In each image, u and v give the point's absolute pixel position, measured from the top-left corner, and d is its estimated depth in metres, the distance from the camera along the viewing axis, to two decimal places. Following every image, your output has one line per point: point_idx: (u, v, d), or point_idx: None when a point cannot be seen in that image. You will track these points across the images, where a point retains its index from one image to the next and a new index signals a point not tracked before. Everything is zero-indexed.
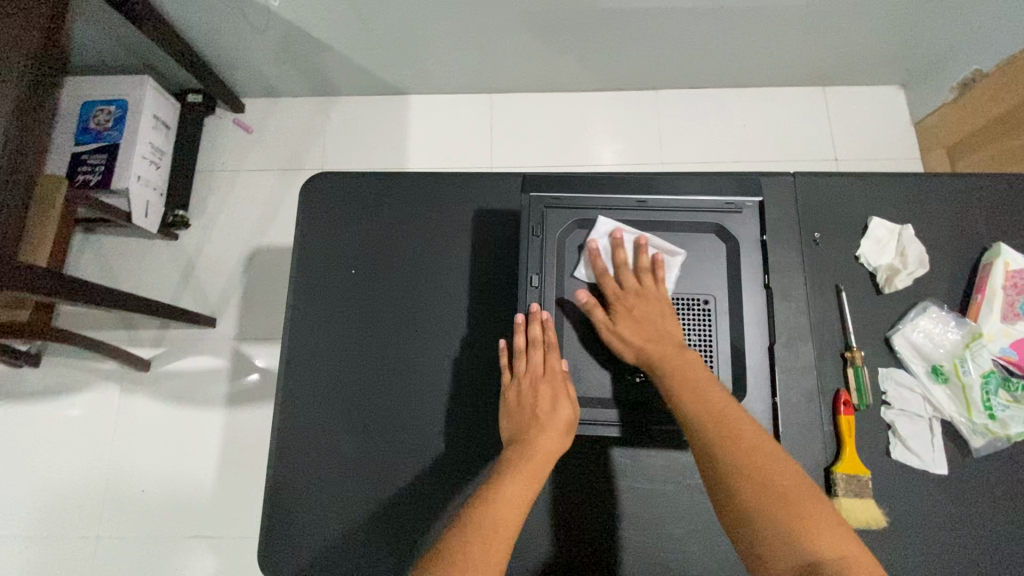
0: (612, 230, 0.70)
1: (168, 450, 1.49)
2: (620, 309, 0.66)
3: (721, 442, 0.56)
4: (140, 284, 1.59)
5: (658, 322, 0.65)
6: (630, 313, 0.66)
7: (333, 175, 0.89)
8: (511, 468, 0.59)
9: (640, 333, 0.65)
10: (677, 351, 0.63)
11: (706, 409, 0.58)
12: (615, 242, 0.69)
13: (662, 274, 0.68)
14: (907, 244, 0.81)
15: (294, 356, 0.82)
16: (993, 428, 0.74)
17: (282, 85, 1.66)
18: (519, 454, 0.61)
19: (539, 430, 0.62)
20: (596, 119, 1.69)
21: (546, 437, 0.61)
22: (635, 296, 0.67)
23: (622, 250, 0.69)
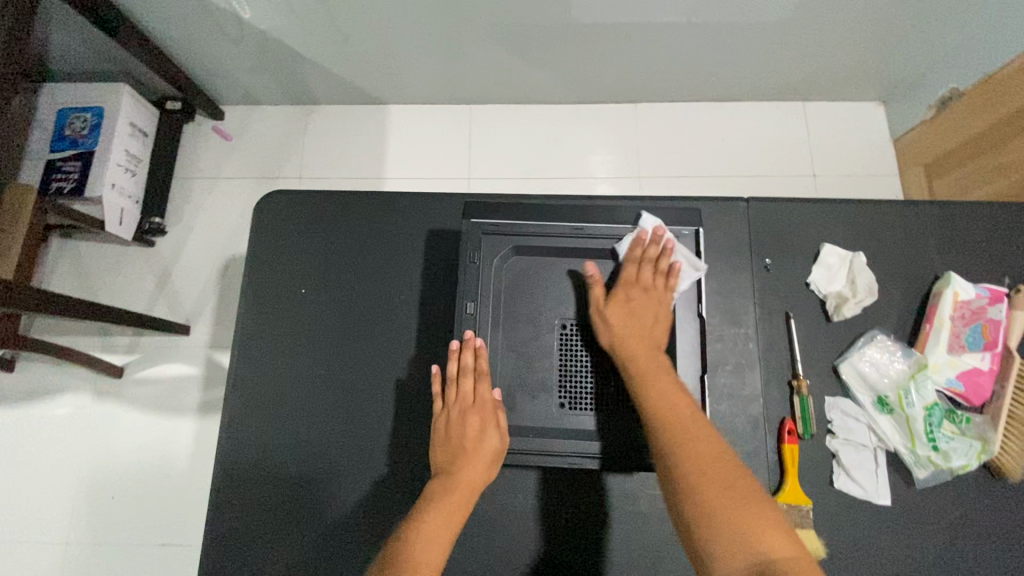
0: (652, 228, 0.70)
1: (140, 457, 1.50)
2: (619, 294, 0.67)
3: (680, 443, 0.58)
4: (116, 290, 1.59)
5: (649, 321, 0.67)
6: (626, 301, 0.67)
7: (286, 194, 0.89)
8: (435, 503, 0.62)
9: (627, 326, 0.66)
10: (651, 353, 0.64)
11: (669, 410, 0.60)
12: (640, 240, 0.70)
13: (675, 279, 0.69)
14: (857, 272, 0.81)
15: (242, 377, 0.82)
16: (935, 460, 0.74)
17: (261, 94, 1.67)
18: (444, 495, 0.62)
19: (464, 466, 0.64)
20: (574, 130, 1.69)
21: (471, 472, 0.63)
22: (639, 291, 0.68)
23: (646, 245, 0.70)
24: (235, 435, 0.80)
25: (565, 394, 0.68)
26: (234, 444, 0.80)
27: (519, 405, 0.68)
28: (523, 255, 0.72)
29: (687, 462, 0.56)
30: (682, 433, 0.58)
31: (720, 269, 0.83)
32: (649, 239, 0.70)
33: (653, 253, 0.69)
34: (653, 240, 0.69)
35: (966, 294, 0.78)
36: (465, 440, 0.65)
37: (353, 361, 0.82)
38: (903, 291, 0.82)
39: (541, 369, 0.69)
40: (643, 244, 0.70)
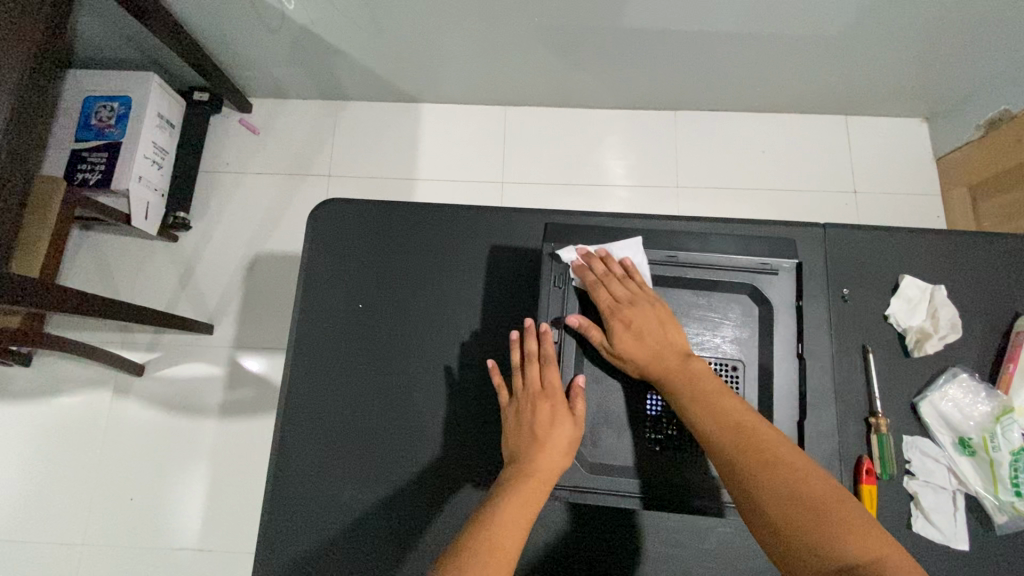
0: (578, 253, 0.66)
1: (159, 458, 1.46)
2: (617, 325, 0.61)
3: (746, 458, 0.53)
4: (137, 286, 1.55)
5: (659, 335, 0.61)
6: (629, 328, 0.61)
7: (342, 203, 0.85)
8: (510, 488, 0.56)
9: (645, 351, 0.61)
10: (681, 364, 0.60)
11: (725, 423, 0.55)
12: (581, 267, 0.65)
13: (639, 277, 0.65)
14: (939, 306, 0.78)
15: (295, 393, 0.78)
16: (1020, 507, 0.72)
17: (291, 87, 1.62)
18: (520, 481, 0.56)
19: (539, 452, 0.58)
20: (612, 136, 1.65)
21: (547, 459, 0.58)
22: (627, 307, 0.61)
23: (590, 266, 0.65)
24: (288, 455, 0.76)
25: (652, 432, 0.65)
26: (286, 464, 0.76)
27: (604, 442, 0.64)
28: None
29: (759, 473, 0.52)
30: (747, 443, 0.54)
31: None
32: (586, 262, 0.65)
33: (602, 269, 0.64)
34: (590, 259, 0.65)
35: None
36: (537, 424, 0.59)
37: (411, 382, 0.78)
38: (984, 327, 0.79)
39: (626, 404, 0.65)
40: (586, 269, 0.65)
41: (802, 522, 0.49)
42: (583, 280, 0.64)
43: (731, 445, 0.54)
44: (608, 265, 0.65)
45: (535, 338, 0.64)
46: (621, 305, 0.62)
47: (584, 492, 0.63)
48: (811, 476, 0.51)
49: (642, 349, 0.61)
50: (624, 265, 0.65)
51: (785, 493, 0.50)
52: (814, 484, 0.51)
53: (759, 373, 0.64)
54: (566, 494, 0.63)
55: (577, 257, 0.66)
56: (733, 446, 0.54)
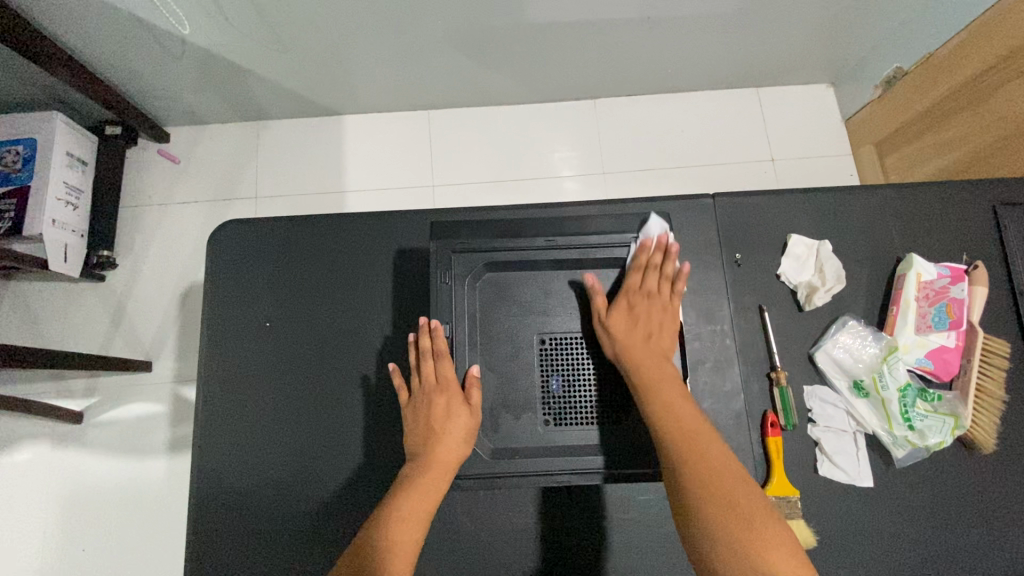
0: (658, 234, 0.68)
1: (107, 504, 1.42)
2: (624, 304, 0.66)
3: (691, 457, 0.57)
4: (66, 330, 1.50)
5: (652, 328, 0.65)
6: (631, 310, 0.65)
7: (241, 224, 0.84)
8: (407, 485, 0.57)
9: (631, 334, 0.64)
10: (657, 361, 0.63)
11: (676, 422, 0.59)
12: (645, 247, 0.68)
13: (678, 288, 0.67)
14: (825, 260, 0.82)
15: (209, 420, 0.78)
16: (912, 439, 0.76)
17: (208, 113, 1.59)
18: (418, 474, 0.58)
19: (435, 444, 0.60)
20: (536, 130, 1.67)
21: (443, 451, 0.59)
22: (643, 297, 0.66)
23: (652, 252, 0.68)
24: (209, 484, 0.76)
25: (549, 411, 0.65)
26: (208, 493, 0.76)
27: (503, 427, 0.65)
28: (496, 271, 0.68)
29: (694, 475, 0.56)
30: (695, 447, 0.58)
31: (692, 267, 0.83)
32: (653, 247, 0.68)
33: (658, 260, 0.67)
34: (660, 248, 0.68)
35: (929, 275, 0.80)
36: (432, 418, 0.61)
37: (326, 395, 0.78)
38: (869, 275, 0.84)
39: (525, 387, 0.66)
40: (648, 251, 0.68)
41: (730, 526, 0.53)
42: (635, 257, 0.67)
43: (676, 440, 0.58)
44: (670, 260, 0.67)
45: (428, 335, 0.65)
46: (638, 293, 0.66)
47: (490, 480, 0.64)
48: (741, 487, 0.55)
49: (631, 331, 0.64)
50: (676, 271, 0.68)
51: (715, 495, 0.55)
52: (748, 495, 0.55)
53: None
54: (469, 485, 0.63)
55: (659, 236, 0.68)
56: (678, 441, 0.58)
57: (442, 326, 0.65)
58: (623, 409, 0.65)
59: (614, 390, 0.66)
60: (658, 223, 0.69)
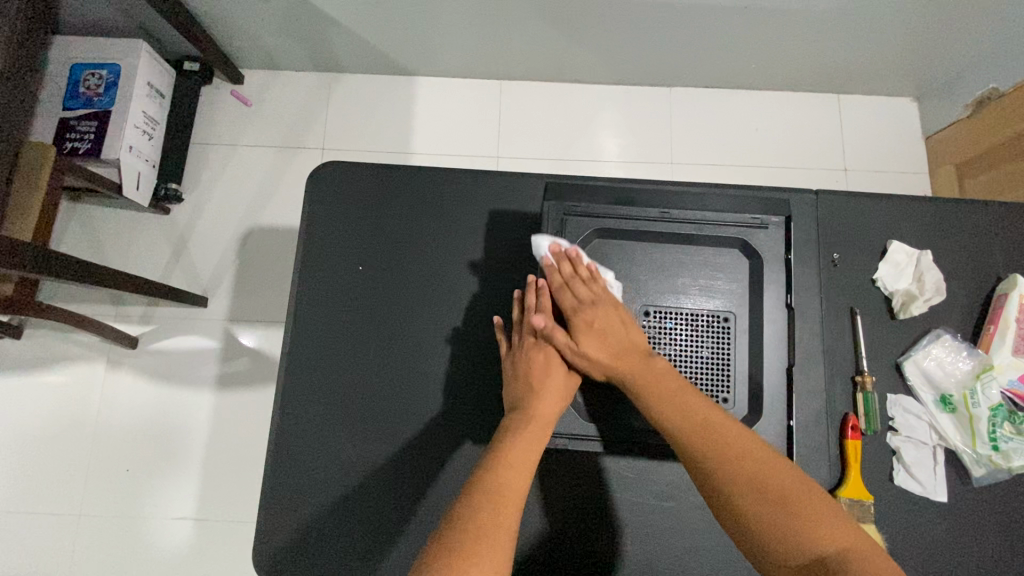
0: (549, 248, 0.65)
1: (154, 428, 1.46)
2: (578, 323, 0.61)
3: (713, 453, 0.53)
4: (128, 257, 1.54)
5: (621, 334, 0.61)
6: (589, 326, 0.61)
7: (342, 166, 0.85)
8: (510, 433, 0.58)
9: (607, 347, 0.61)
10: (644, 363, 0.60)
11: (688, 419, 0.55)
12: (549, 267, 0.65)
13: (603, 281, 0.64)
14: (925, 270, 0.80)
15: (296, 357, 0.79)
16: (995, 460, 0.75)
17: (284, 58, 1.60)
18: (522, 426, 0.58)
19: (536, 398, 0.60)
20: (607, 112, 1.65)
21: (545, 405, 0.60)
22: (590, 308, 0.62)
23: (557, 267, 0.65)
24: (290, 417, 0.78)
25: None
26: (289, 427, 0.77)
27: None
28: (605, 238, 0.68)
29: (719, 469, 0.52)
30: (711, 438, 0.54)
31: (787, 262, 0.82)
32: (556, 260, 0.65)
33: (567, 271, 0.64)
34: (560, 259, 0.65)
35: None
36: (533, 373, 0.61)
37: (413, 344, 0.79)
38: (967, 290, 0.82)
39: None
40: (554, 269, 0.65)
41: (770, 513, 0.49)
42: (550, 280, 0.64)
43: (695, 442, 0.54)
44: (573, 265, 0.64)
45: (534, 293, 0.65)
46: (585, 306, 0.62)
47: (581, 439, 0.68)
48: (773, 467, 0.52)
49: (605, 349, 0.61)
50: (589, 266, 0.65)
51: (746, 487, 0.51)
52: (782, 476, 0.51)
53: (751, 328, 0.65)
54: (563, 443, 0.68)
55: (548, 253, 0.65)
56: (696, 444, 0.54)
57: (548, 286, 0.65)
58: (725, 391, 0.63)
59: (716, 371, 0.64)
60: (542, 242, 0.66)
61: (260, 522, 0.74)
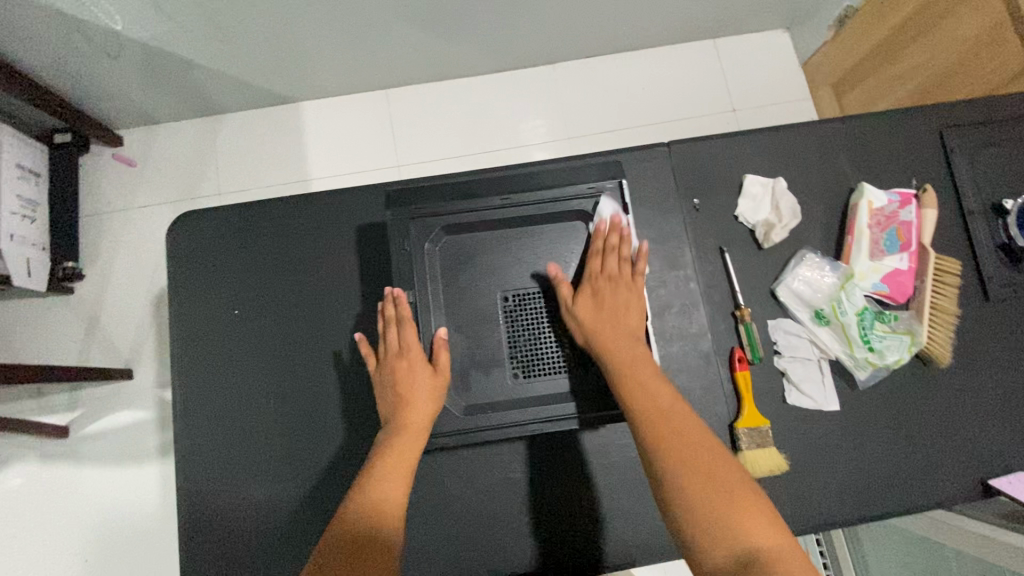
0: (609, 216, 0.67)
1: (106, 513, 1.42)
2: (586, 288, 0.65)
3: (666, 440, 0.55)
4: (39, 346, 1.48)
5: (618, 309, 0.64)
6: (594, 295, 0.64)
7: (197, 214, 0.83)
8: (386, 447, 0.59)
9: (598, 319, 0.64)
10: (627, 342, 0.62)
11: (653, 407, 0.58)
12: (599, 231, 0.67)
13: (640, 266, 0.66)
14: (780, 197, 0.84)
15: (189, 413, 0.78)
16: (873, 360, 0.79)
17: (160, 111, 1.55)
18: (394, 440, 0.59)
19: (405, 408, 0.61)
20: (497, 101, 1.65)
21: (414, 414, 0.61)
22: (604, 281, 0.65)
23: (606, 236, 0.66)
24: (195, 472, 0.77)
25: (517, 364, 0.66)
26: (196, 485, 0.76)
27: (474, 383, 0.65)
28: (453, 233, 0.68)
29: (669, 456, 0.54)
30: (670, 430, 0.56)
31: (653, 217, 0.84)
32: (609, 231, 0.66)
33: (614, 244, 0.66)
34: (612, 230, 0.66)
35: (878, 203, 0.83)
36: (398, 383, 0.62)
37: (302, 374, 0.78)
38: (824, 207, 0.86)
39: (492, 346, 0.66)
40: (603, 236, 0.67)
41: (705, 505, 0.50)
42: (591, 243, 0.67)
43: (650, 425, 0.56)
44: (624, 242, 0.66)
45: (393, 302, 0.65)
46: (600, 277, 0.65)
47: (462, 434, 0.64)
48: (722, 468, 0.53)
49: (599, 317, 0.63)
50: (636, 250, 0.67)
51: (692, 474, 0.52)
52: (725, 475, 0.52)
53: None
54: (446, 442, 0.64)
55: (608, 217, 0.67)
56: (650, 426, 0.56)
57: (405, 294, 0.65)
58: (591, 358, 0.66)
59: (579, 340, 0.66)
60: (607, 206, 0.67)
61: None
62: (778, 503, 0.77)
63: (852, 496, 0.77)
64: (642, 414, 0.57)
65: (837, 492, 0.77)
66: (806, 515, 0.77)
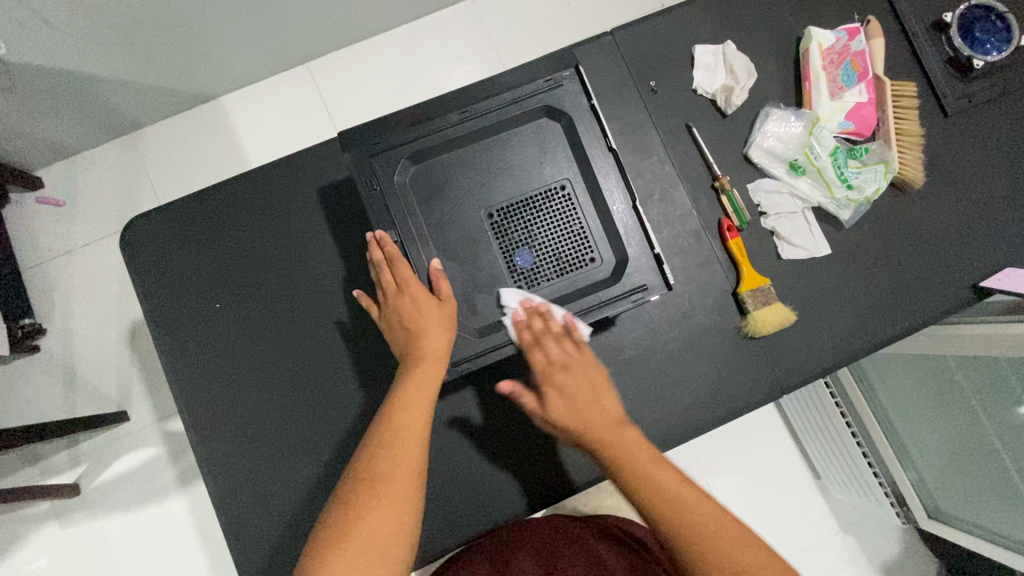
0: (519, 302, 0.63)
1: (143, 555, 1.39)
2: (546, 389, 0.63)
3: (688, 535, 0.55)
4: (23, 411, 1.41)
5: (587, 391, 0.63)
6: (559, 392, 0.62)
7: (150, 216, 0.78)
8: (405, 378, 0.59)
9: (573, 412, 0.62)
10: (614, 429, 0.61)
11: (665, 502, 0.57)
12: (518, 324, 0.63)
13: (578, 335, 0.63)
14: (732, 60, 0.83)
15: (198, 415, 0.75)
16: (853, 197, 0.80)
17: (73, 141, 1.44)
18: (411, 372, 0.60)
19: (417, 340, 0.60)
20: (425, 49, 1.57)
21: (427, 344, 0.60)
22: (558, 370, 0.63)
23: (527, 324, 0.63)
24: (221, 470, 0.74)
25: (519, 277, 0.65)
26: (224, 482, 0.74)
27: (481, 304, 0.65)
28: (421, 161, 0.66)
29: (708, 568, 0.54)
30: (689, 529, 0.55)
31: (614, 109, 0.83)
32: (528, 316, 0.63)
33: (539, 330, 0.62)
34: (530, 315, 0.63)
35: (828, 42, 0.82)
36: (406, 319, 0.61)
37: (304, 350, 0.76)
38: (777, 61, 0.85)
39: (490, 264, 0.65)
40: (524, 328, 0.63)
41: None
42: (518, 338, 0.63)
43: (671, 525, 0.56)
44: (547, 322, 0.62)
45: (377, 245, 0.63)
46: (548, 368, 0.63)
47: (483, 355, 0.64)
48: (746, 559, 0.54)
49: (570, 409, 0.62)
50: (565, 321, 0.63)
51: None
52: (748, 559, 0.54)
53: (588, 184, 0.66)
54: (467, 366, 0.63)
55: (521, 306, 0.63)
56: (671, 524, 0.56)
57: (388, 234, 0.63)
58: (590, 251, 0.66)
59: (573, 238, 0.66)
60: (512, 293, 0.64)
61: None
62: (793, 353, 0.80)
63: (858, 329, 0.80)
64: (655, 508, 0.57)
65: (844, 328, 0.80)
66: (820, 357, 0.80)
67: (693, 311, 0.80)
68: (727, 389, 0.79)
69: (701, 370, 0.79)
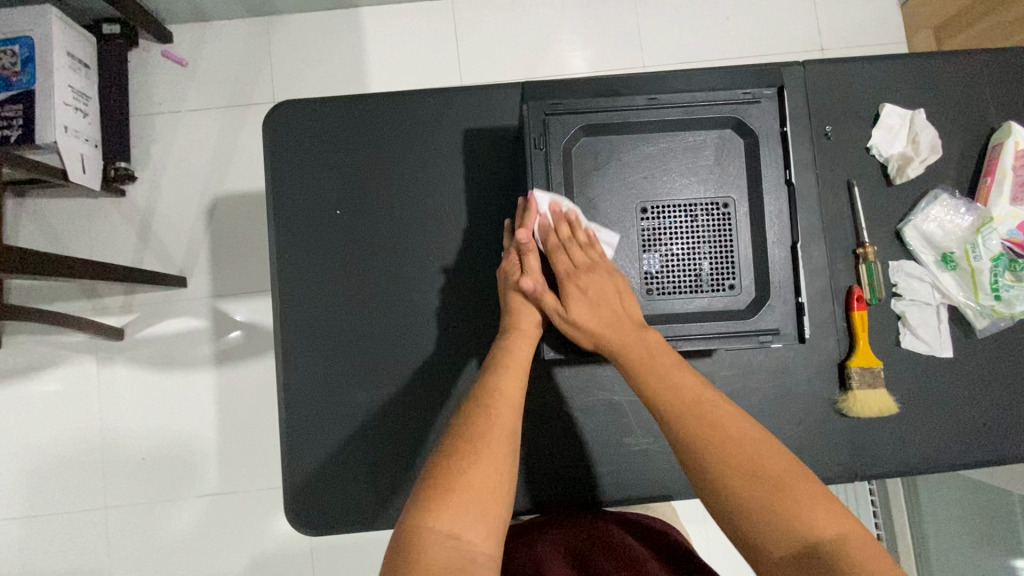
0: (549, 206, 0.63)
1: (159, 412, 1.44)
2: (571, 289, 0.62)
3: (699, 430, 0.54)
4: (91, 247, 1.46)
5: (612, 296, 0.61)
6: (582, 292, 0.61)
7: (295, 105, 0.78)
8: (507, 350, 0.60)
9: (598, 318, 0.61)
10: (635, 333, 0.60)
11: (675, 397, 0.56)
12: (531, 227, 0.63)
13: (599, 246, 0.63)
14: (919, 130, 0.78)
15: (288, 309, 0.76)
16: (998, 309, 0.76)
17: (210, 6, 1.45)
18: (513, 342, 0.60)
19: None
20: (569, 20, 1.53)
21: None
22: (584, 272, 0.62)
23: (554, 228, 0.63)
24: (296, 366, 0.75)
25: (651, 281, 0.64)
26: (295, 378, 0.75)
27: None
28: (592, 135, 0.64)
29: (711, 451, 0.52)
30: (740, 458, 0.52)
31: None
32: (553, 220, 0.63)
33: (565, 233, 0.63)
34: (558, 219, 0.63)
35: None
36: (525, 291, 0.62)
37: (407, 280, 0.75)
38: (962, 146, 0.80)
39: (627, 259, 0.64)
40: (550, 231, 0.63)
41: (810, 552, 0.47)
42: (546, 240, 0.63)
43: (678, 416, 0.55)
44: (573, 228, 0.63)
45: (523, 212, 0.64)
46: (577, 269, 0.62)
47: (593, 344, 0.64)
48: (802, 485, 0.50)
49: (595, 316, 0.61)
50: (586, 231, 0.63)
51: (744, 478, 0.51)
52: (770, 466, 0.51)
53: (750, 210, 0.64)
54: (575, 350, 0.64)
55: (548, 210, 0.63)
56: (679, 418, 0.55)
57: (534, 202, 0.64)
58: (731, 279, 0.64)
59: (720, 259, 0.64)
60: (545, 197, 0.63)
61: (285, 470, 0.74)
62: (880, 443, 0.76)
63: (954, 441, 0.77)
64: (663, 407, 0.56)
65: (941, 435, 0.77)
66: (907, 456, 0.76)
67: (793, 370, 0.77)
68: (802, 457, 0.76)
69: (783, 430, 0.76)
